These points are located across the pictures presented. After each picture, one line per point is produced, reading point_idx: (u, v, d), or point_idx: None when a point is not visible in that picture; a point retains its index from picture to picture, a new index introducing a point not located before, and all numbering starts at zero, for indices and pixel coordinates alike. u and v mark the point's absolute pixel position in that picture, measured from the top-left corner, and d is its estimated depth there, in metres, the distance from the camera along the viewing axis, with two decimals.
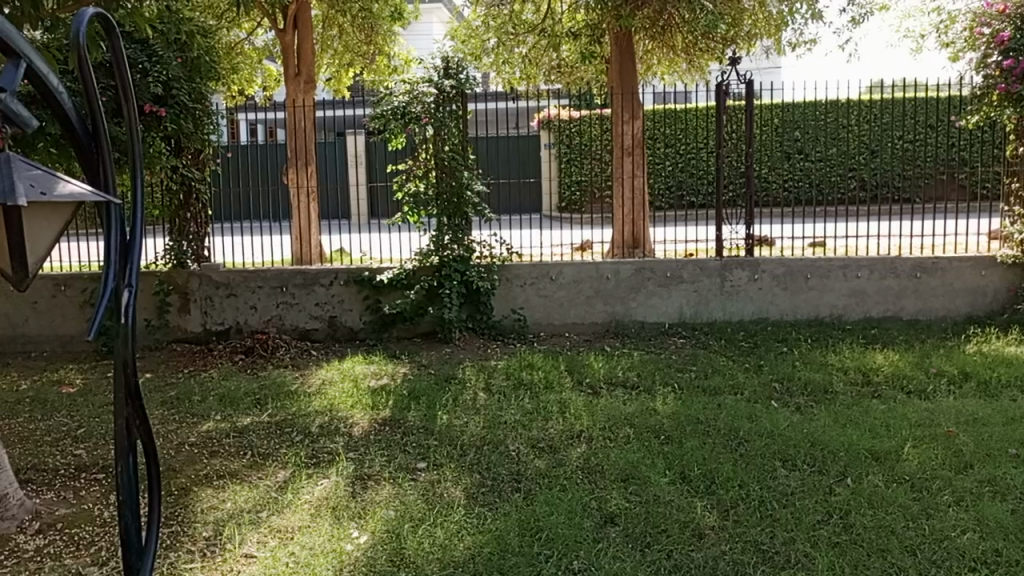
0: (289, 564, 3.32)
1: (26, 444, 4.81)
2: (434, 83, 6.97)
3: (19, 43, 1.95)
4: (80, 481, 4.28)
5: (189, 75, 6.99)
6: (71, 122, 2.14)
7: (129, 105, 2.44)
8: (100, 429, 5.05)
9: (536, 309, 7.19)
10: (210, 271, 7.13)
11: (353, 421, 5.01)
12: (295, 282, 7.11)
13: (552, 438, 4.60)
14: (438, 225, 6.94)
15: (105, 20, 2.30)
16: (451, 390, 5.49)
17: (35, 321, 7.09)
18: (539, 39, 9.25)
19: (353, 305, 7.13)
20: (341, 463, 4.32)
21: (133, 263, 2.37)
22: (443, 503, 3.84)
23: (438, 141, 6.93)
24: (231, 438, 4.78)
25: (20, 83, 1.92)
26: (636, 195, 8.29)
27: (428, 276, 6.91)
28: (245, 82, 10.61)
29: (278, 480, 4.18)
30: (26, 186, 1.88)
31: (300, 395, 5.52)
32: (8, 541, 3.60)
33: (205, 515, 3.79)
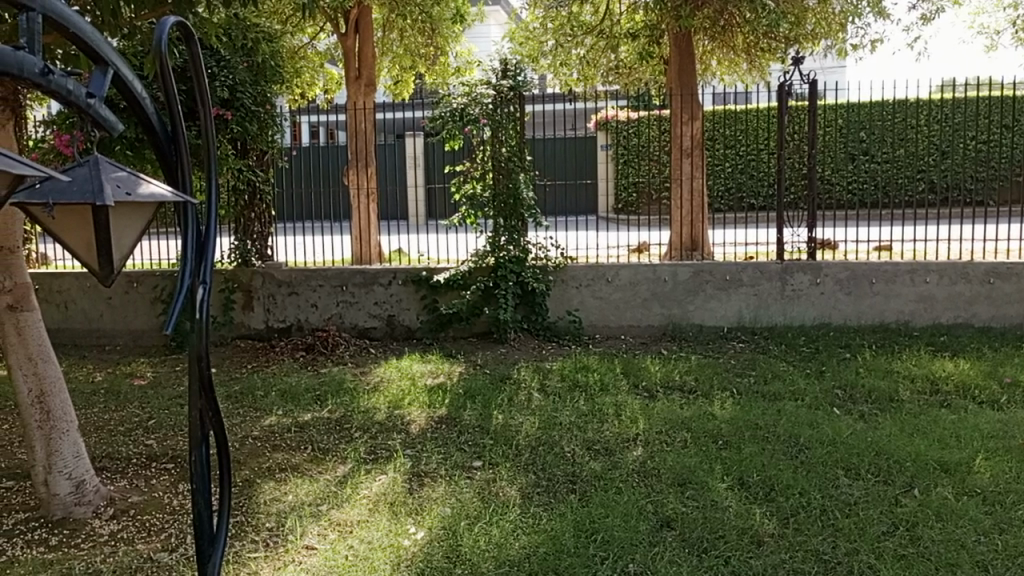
0: (349, 557, 3.38)
1: (101, 434, 5.03)
2: (492, 84, 7.05)
3: (106, 50, 1.99)
4: (150, 470, 4.45)
5: (255, 78, 7.25)
6: (152, 124, 2.19)
7: (203, 109, 2.50)
8: (169, 420, 5.24)
9: (592, 311, 7.15)
10: (272, 270, 7.32)
11: (410, 418, 5.09)
12: (355, 281, 7.23)
13: (607, 441, 4.59)
14: (494, 226, 6.99)
15: (185, 28, 2.36)
16: (505, 391, 5.51)
17: (108, 316, 7.40)
18: (597, 41, 9.30)
19: (411, 304, 7.23)
20: (399, 460, 4.39)
21: (207, 261, 2.42)
22: (499, 502, 3.87)
23: (496, 143, 6.99)
24: (292, 433, 4.91)
25: (108, 89, 1.95)
26: (695, 196, 8.17)
27: (484, 277, 6.98)
28: (306, 85, 10.87)
29: (337, 475, 4.27)
30: (113, 188, 1.95)
31: (359, 392, 5.63)
32: (84, 526, 3.78)
33: (268, 506, 3.90)
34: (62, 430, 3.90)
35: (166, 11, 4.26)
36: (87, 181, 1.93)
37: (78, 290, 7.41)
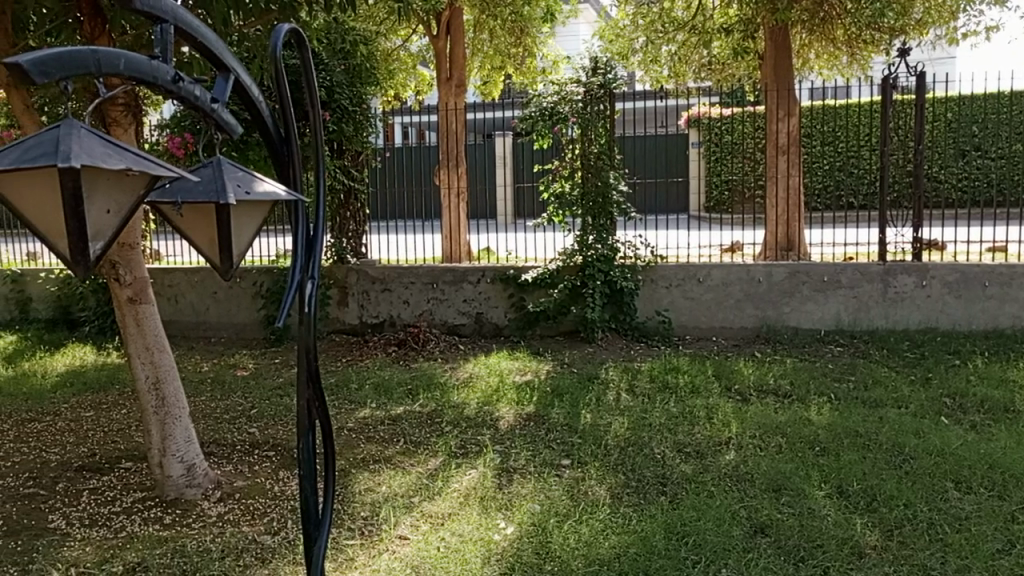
0: (441, 549, 3.45)
1: (208, 421, 5.31)
2: (582, 82, 7.03)
3: (229, 57, 2.08)
4: (253, 456, 4.67)
5: (351, 80, 7.47)
6: (268, 126, 2.27)
7: (314, 111, 2.54)
8: (270, 410, 5.48)
9: (682, 311, 7.04)
10: (366, 267, 7.53)
11: (499, 414, 5.15)
12: (445, 278, 7.36)
13: (698, 444, 4.51)
14: (583, 225, 6.97)
15: (297, 35, 2.44)
16: (593, 390, 5.50)
17: (214, 309, 7.79)
18: (689, 37, 9.15)
19: (499, 302, 7.29)
20: (489, 455, 4.45)
21: (316, 257, 2.48)
22: (588, 501, 3.87)
23: (585, 141, 6.98)
24: (385, 426, 5.04)
25: (230, 94, 2.05)
26: (791, 195, 7.92)
27: (572, 276, 6.97)
28: (399, 86, 11.12)
29: (428, 468, 4.36)
30: (234, 187, 2.07)
31: (448, 387, 5.73)
32: (194, 507, 4.00)
33: (363, 496, 4.03)
34: (175, 416, 4.14)
35: (272, 17, 4.44)
36: (212, 180, 2.05)
37: (187, 285, 7.84)
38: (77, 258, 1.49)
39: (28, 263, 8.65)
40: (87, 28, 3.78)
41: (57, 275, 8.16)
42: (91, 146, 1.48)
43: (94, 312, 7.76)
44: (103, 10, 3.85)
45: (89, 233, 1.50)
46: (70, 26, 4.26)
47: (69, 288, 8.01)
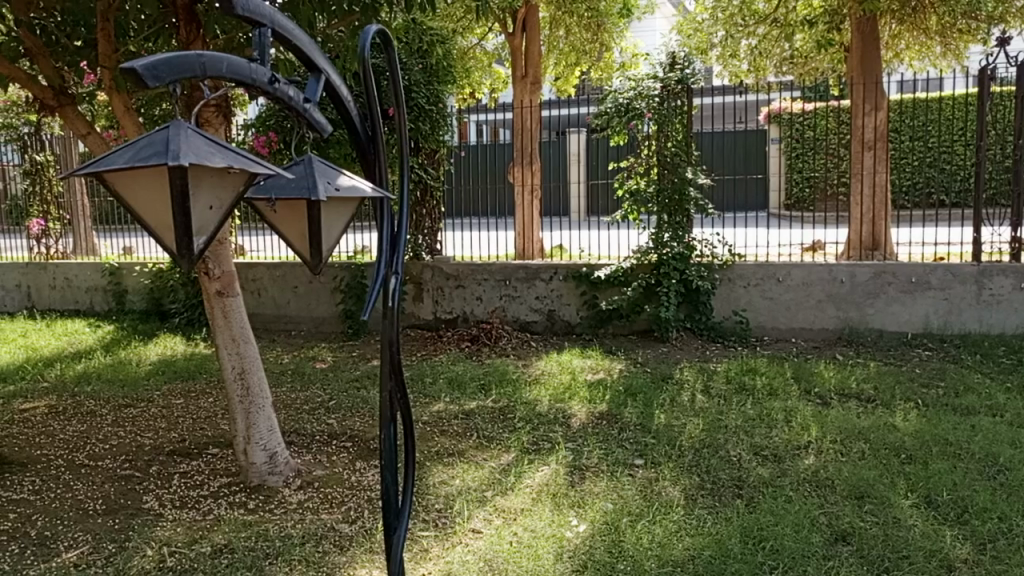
0: (514, 543, 3.48)
1: (289, 411, 5.50)
2: (659, 78, 6.95)
3: (320, 58, 2.14)
4: (331, 446, 4.82)
5: (429, 79, 7.59)
6: (356, 125, 2.32)
7: (400, 107, 2.57)
8: (347, 402, 5.64)
9: (760, 312, 6.88)
10: (441, 263, 7.64)
11: (572, 412, 5.15)
12: (518, 275, 7.39)
13: (776, 447, 4.41)
14: (658, 222, 6.89)
15: (384, 36, 2.48)
16: (667, 390, 5.43)
17: (294, 303, 8.05)
18: (770, 30, 8.93)
19: (571, 300, 7.28)
20: (561, 452, 4.46)
21: (399, 253, 2.51)
22: (662, 502, 3.83)
23: (662, 137, 6.90)
24: (459, 420, 5.12)
25: (321, 94, 2.11)
26: (877, 192, 7.60)
27: (646, 274, 6.90)
28: (474, 84, 11.23)
29: (501, 463, 4.40)
30: (325, 184, 2.11)
31: (521, 384, 5.77)
32: (276, 493, 4.15)
33: (437, 488, 4.10)
34: (259, 405, 4.31)
35: (355, 18, 4.53)
36: (304, 178, 2.10)
37: (270, 279, 8.12)
38: (183, 252, 1.57)
39: (124, 257, 9.12)
40: (183, 33, 3.96)
41: (150, 269, 8.58)
42: (198, 145, 1.56)
43: (184, 304, 8.13)
44: (197, 15, 4.02)
45: (195, 228, 1.58)
46: (166, 31, 4.48)
47: (161, 281, 8.41)
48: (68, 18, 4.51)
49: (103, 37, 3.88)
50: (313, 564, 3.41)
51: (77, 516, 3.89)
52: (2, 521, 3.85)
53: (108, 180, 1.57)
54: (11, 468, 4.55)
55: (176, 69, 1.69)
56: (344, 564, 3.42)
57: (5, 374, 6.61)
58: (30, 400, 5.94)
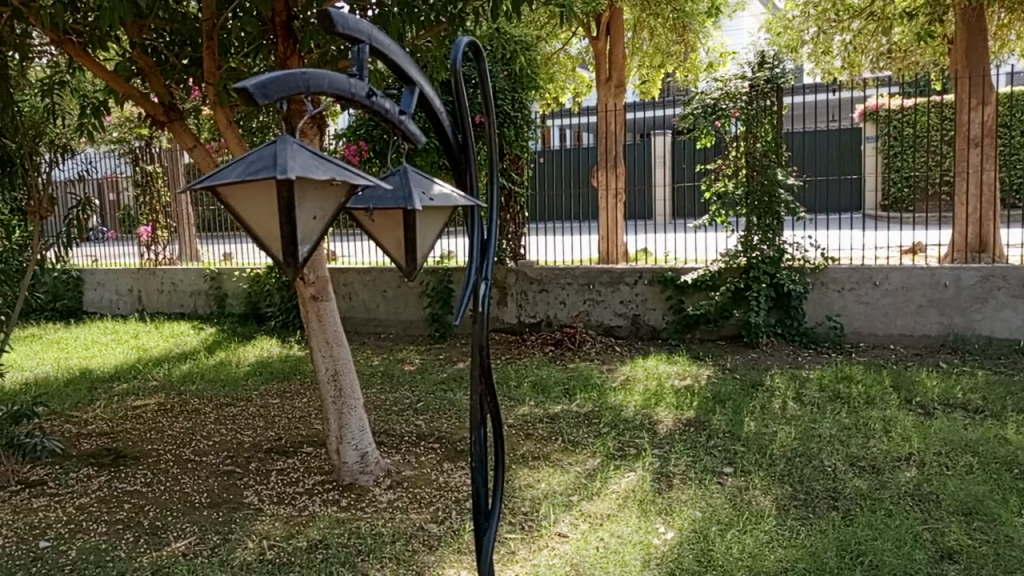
0: (600, 549, 3.47)
1: (379, 412, 5.65)
2: (748, 78, 6.83)
3: (414, 71, 2.20)
4: (420, 447, 4.92)
5: (513, 86, 7.68)
6: (448, 136, 2.37)
7: (489, 116, 2.59)
8: (434, 404, 5.75)
9: (855, 317, 6.62)
10: (525, 268, 7.70)
11: (658, 418, 5.09)
12: (602, 279, 7.36)
13: (874, 458, 4.23)
14: (747, 225, 6.72)
15: (475, 48, 2.52)
16: (757, 398, 5.29)
17: (383, 307, 8.27)
18: (866, 24, 8.59)
19: (657, 304, 7.20)
20: (648, 458, 4.42)
21: (489, 260, 2.53)
22: (752, 511, 3.74)
23: (750, 138, 6.75)
24: (544, 424, 5.13)
25: (415, 106, 2.16)
26: (985, 191, 7.19)
27: (734, 278, 6.75)
28: (558, 89, 11.30)
29: (587, 467, 4.40)
30: (419, 193, 2.16)
31: (606, 388, 5.74)
32: (367, 492, 4.28)
33: (523, 491, 4.13)
34: (350, 406, 4.45)
35: (442, 29, 4.59)
36: (400, 188, 2.16)
37: (360, 284, 8.36)
38: (288, 259, 1.66)
39: (224, 263, 9.58)
40: (281, 49, 4.20)
41: (248, 274, 8.98)
42: (303, 159, 1.64)
43: (280, 307, 8.47)
44: (294, 32, 4.24)
45: (298, 237, 1.66)
46: (266, 48, 4.69)
47: (258, 285, 8.79)
48: (175, 38, 4.77)
49: (208, 55, 4.09)
50: (403, 562, 3.50)
51: (185, 508, 4.11)
52: (118, 511, 4.12)
53: (221, 192, 1.66)
54: (125, 461, 4.86)
55: (282, 87, 1.79)
56: (433, 563, 3.48)
57: (118, 373, 7.05)
58: (140, 398, 6.32)
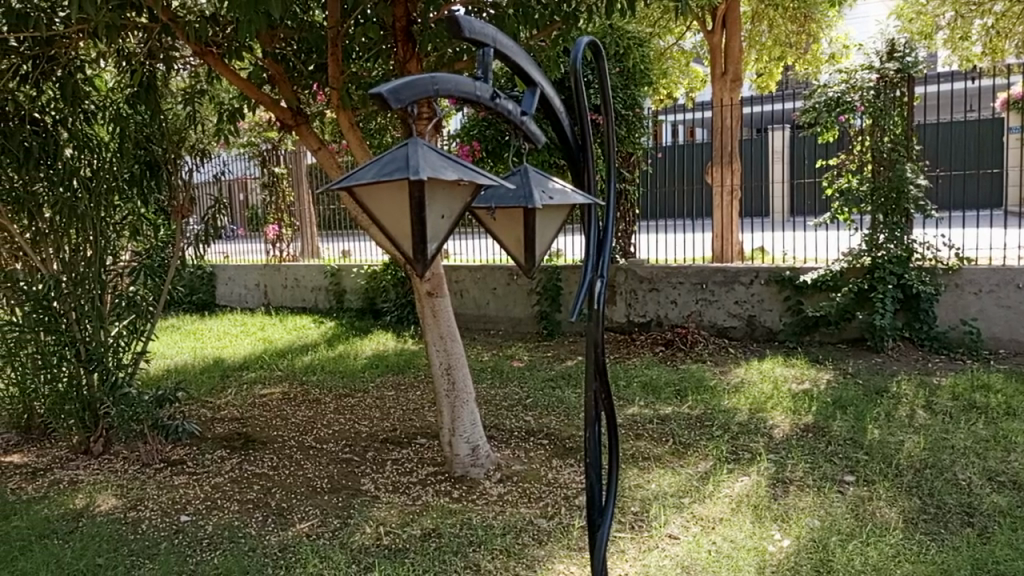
0: (712, 552, 3.40)
1: (489, 406, 5.76)
2: (875, 68, 6.46)
3: (535, 71, 2.23)
4: (529, 443, 4.98)
5: (625, 83, 7.63)
6: (567, 135, 2.38)
7: (607, 116, 2.60)
8: (543, 400, 5.80)
9: (994, 322, 6.17)
10: (635, 266, 7.63)
11: (774, 422, 4.94)
12: (716, 279, 7.19)
13: (1015, 474, 3.94)
14: (872, 224, 6.40)
15: (595, 48, 2.53)
16: (882, 404, 5.04)
17: (494, 304, 8.41)
18: (1011, 7, 7.98)
19: (774, 304, 6.96)
20: (763, 463, 4.29)
21: (605, 258, 2.53)
22: (876, 523, 3.57)
23: (877, 131, 6.42)
24: (654, 424, 5.08)
25: (536, 106, 2.19)
26: None
27: (858, 279, 6.44)
28: (671, 85, 11.12)
29: (698, 470, 4.32)
30: (540, 193, 2.20)
31: (719, 391, 5.62)
32: (478, 485, 4.38)
33: (634, 491, 4.11)
34: (463, 400, 4.57)
35: (555, 28, 4.59)
36: (520, 187, 2.21)
37: (471, 281, 8.55)
38: (418, 256, 1.73)
39: (342, 259, 9.97)
40: (401, 53, 4.36)
41: (365, 270, 9.34)
42: (433, 161, 1.72)
43: (395, 303, 8.78)
44: (413, 36, 4.38)
45: (428, 235, 1.74)
46: (385, 53, 4.87)
47: (374, 282, 9.12)
48: (303, 46, 5.02)
49: (332, 60, 4.30)
50: (514, 555, 3.56)
51: (308, 492, 4.35)
52: (249, 491, 4.40)
53: (356, 193, 1.75)
54: (254, 446, 5.18)
55: (412, 92, 1.87)
56: (543, 558, 3.52)
57: (247, 362, 7.51)
58: (267, 386, 6.71)
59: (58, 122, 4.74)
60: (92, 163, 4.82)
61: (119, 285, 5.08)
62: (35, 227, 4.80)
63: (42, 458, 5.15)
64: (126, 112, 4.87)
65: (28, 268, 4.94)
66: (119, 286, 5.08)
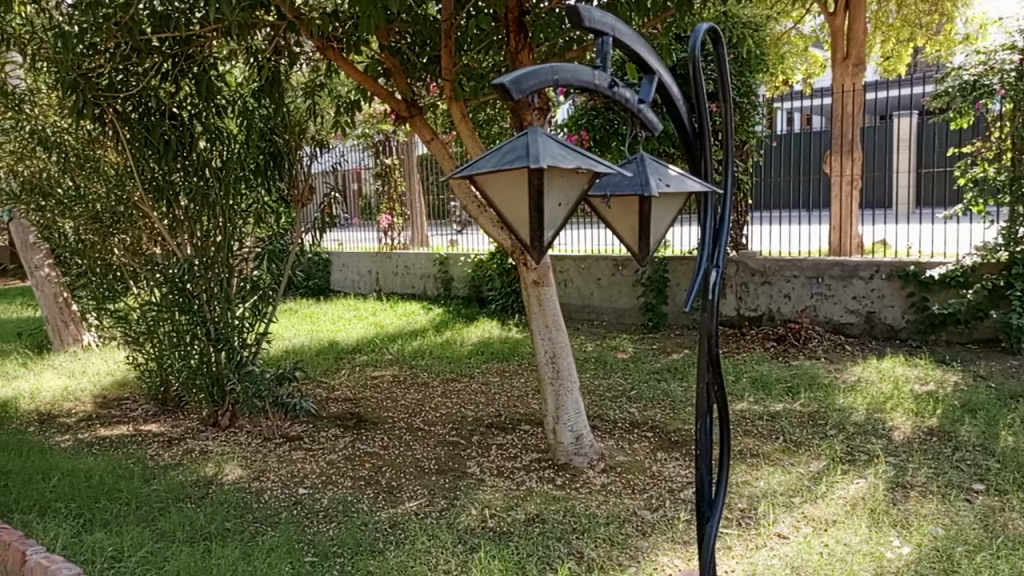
0: (825, 555, 3.28)
1: (594, 397, 5.76)
2: (1019, 48, 5.96)
3: (653, 60, 2.21)
4: (633, 435, 4.95)
5: (739, 70, 7.40)
6: (684, 123, 2.35)
7: (726, 103, 2.55)
8: (649, 392, 5.75)
9: None
10: (746, 259, 7.43)
11: (894, 424, 4.70)
12: (833, 273, 6.89)
13: None
14: (1011, 215, 6.00)
15: (714, 34, 2.47)
16: (1017, 410, 4.70)
17: (598, 295, 8.38)
18: None
19: (896, 301, 6.60)
20: (881, 466, 4.10)
21: (721, 247, 2.48)
22: (1009, 535, 3.35)
23: (1018, 116, 5.96)
24: (764, 421, 4.94)
25: (653, 94, 2.18)
26: None
27: (992, 275, 6.06)
28: (788, 70, 10.70)
29: (810, 469, 4.18)
30: (657, 181, 2.19)
31: (834, 389, 5.39)
32: (581, 474, 4.40)
33: (741, 488, 4.02)
34: (567, 388, 4.58)
35: (669, 15, 4.51)
36: (637, 175, 2.20)
37: (575, 271, 8.55)
38: (535, 244, 1.77)
39: (450, 248, 10.19)
40: (513, 43, 4.35)
41: (472, 259, 9.52)
42: (554, 150, 1.74)
43: (500, 292, 8.89)
44: (525, 27, 4.38)
45: (544, 223, 1.77)
46: (496, 44, 4.93)
47: (481, 270, 9.28)
48: (416, 38, 5.14)
49: (446, 53, 4.38)
50: (618, 544, 3.56)
51: (417, 472, 4.49)
52: (361, 468, 4.59)
53: (478, 181, 1.80)
54: (366, 426, 5.39)
55: (534, 81, 1.89)
56: (647, 549, 3.51)
57: (360, 346, 7.82)
58: (378, 369, 6.96)
59: (194, 117, 5.08)
60: (222, 154, 5.13)
61: (244, 270, 5.41)
62: (172, 214, 5.16)
63: (176, 428, 5.57)
64: (251, 106, 5.16)
65: (166, 251, 5.34)
66: (244, 270, 5.40)
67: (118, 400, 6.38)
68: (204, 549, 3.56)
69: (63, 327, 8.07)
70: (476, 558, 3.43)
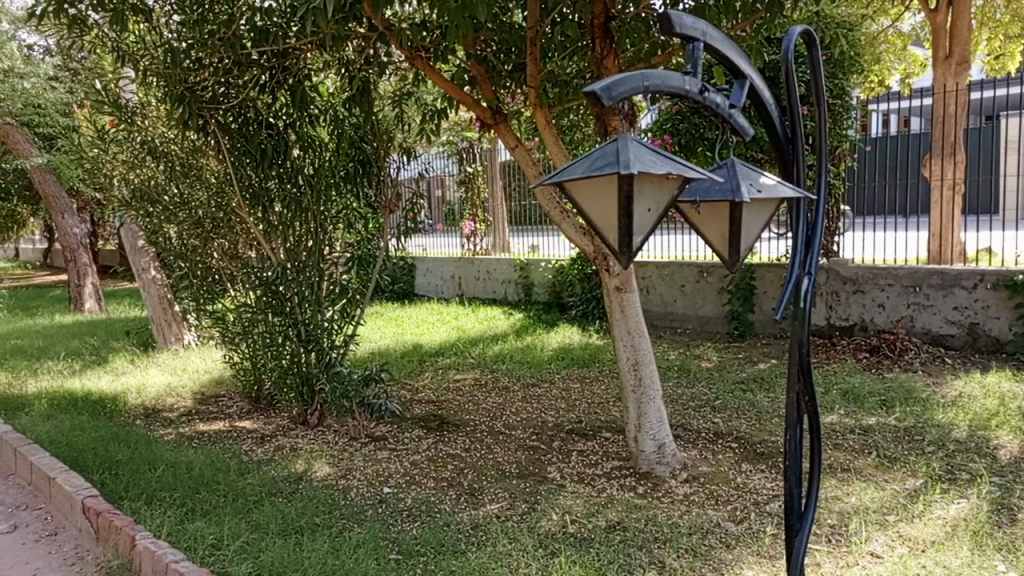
0: None
1: (676, 405, 5.68)
2: None
3: (745, 64, 2.18)
4: (717, 445, 4.86)
5: (833, 71, 7.15)
6: (776, 128, 2.30)
7: (820, 106, 2.48)
8: (733, 402, 5.62)
9: None
10: (838, 266, 7.17)
11: (999, 442, 4.45)
12: (932, 282, 6.57)
13: None
14: None
15: (809, 37, 2.42)
16: None
17: (681, 302, 8.26)
18: None
19: (1001, 312, 6.24)
20: (985, 486, 3.89)
21: (814, 254, 2.41)
22: None
23: None
24: (855, 435, 4.76)
25: (745, 99, 2.14)
26: None
27: None
28: (885, 70, 10.28)
29: (907, 487, 4.00)
30: (748, 186, 2.15)
31: (933, 404, 5.14)
32: (663, 483, 4.34)
33: (831, 503, 3.88)
34: (650, 396, 4.54)
35: (759, 16, 4.38)
36: (728, 180, 2.17)
37: (658, 278, 8.45)
38: (623, 249, 1.78)
39: (531, 254, 10.23)
40: (598, 49, 4.33)
41: (553, 265, 9.54)
42: (644, 156, 1.74)
43: (581, 297, 8.88)
44: (610, 32, 4.37)
45: (633, 228, 1.77)
46: (581, 50, 4.94)
47: (562, 276, 9.29)
48: (501, 46, 5.19)
49: (531, 60, 4.41)
50: (701, 555, 3.50)
51: (498, 476, 4.54)
52: (443, 470, 4.67)
53: (567, 187, 1.81)
54: (449, 428, 5.49)
55: (624, 87, 1.90)
56: (731, 561, 3.43)
57: (442, 349, 7.95)
58: (460, 373, 7.07)
59: (288, 126, 5.29)
60: (314, 162, 5.33)
61: (334, 273, 5.59)
62: (267, 219, 5.38)
63: (268, 425, 5.80)
64: (342, 115, 5.35)
65: (260, 255, 5.55)
66: (334, 273, 5.58)
67: (215, 396, 6.70)
68: (295, 542, 3.69)
69: (167, 326, 8.54)
70: (557, 562, 3.43)
